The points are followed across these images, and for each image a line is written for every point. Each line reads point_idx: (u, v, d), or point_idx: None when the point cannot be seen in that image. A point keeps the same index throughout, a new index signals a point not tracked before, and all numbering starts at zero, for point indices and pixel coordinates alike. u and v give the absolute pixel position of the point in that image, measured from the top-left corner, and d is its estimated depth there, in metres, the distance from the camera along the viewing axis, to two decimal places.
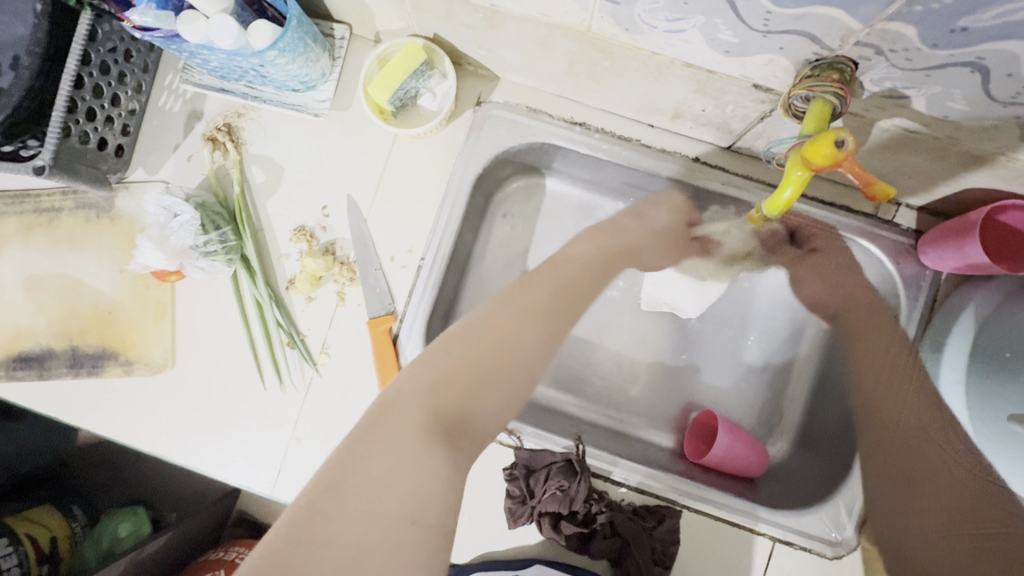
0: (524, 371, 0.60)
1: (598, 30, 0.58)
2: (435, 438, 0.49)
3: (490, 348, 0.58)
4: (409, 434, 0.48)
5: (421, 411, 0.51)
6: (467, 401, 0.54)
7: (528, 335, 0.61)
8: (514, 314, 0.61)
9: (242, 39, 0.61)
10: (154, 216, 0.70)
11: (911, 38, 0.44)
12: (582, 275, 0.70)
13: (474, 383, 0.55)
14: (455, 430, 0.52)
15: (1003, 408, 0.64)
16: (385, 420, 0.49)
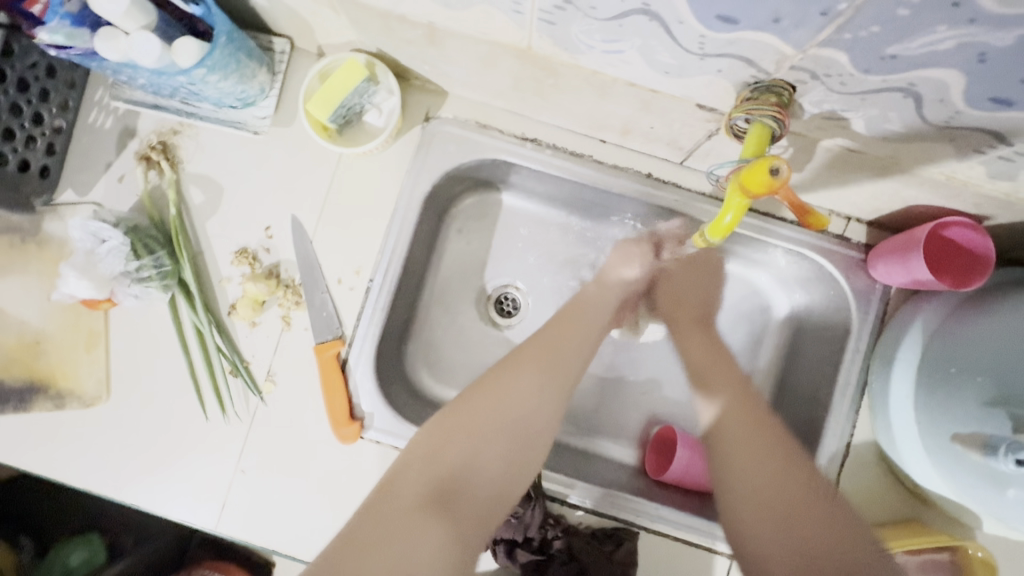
0: (533, 428, 0.60)
1: (539, 49, 0.56)
2: (429, 508, 0.52)
3: (489, 411, 0.59)
4: (406, 507, 0.52)
5: (418, 482, 0.54)
6: (465, 469, 0.56)
7: (532, 393, 0.61)
8: (513, 372, 0.62)
9: (166, 56, 0.58)
10: (80, 242, 0.67)
11: (843, 64, 0.43)
12: (586, 322, 0.70)
13: (474, 449, 0.57)
14: (454, 498, 0.54)
15: (948, 426, 0.59)
16: (386, 492, 0.54)
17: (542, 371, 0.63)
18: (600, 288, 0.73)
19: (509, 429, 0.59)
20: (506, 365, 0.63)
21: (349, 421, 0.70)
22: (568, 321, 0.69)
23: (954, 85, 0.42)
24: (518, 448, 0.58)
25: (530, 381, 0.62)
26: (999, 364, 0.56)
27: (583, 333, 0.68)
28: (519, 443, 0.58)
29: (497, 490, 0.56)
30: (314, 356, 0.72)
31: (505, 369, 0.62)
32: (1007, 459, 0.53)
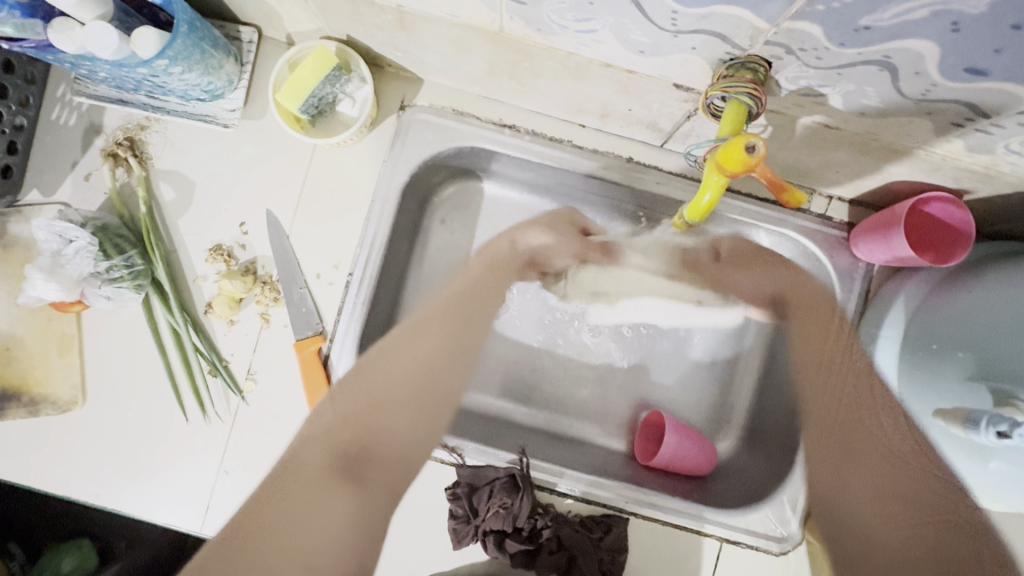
0: (439, 387, 0.73)
1: (511, 31, 0.55)
2: (337, 480, 0.63)
3: (374, 388, 0.69)
4: (308, 480, 0.63)
5: (316, 457, 0.64)
6: (366, 434, 0.67)
7: (436, 356, 0.74)
8: (418, 341, 0.73)
9: (125, 48, 0.56)
10: (46, 242, 0.65)
11: (817, 38, 0.43)
12: (479, 301, 0.77)
13: (361, 420, 0.67)
14: (359, 465, 0.65)
15: (932, 400, 0.59)
16: (293, 473, 0.64)
17: (447, 338, 0.75)
18: (507, 252, 0.79)
19: (419, 390, 0.71)
20: (413, 332, 0.74)
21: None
22: (466, 298, 0.77)
23: (929, 57, 0.41)
24: (427, 407, 0.71)
25: (434, 347, 0.74)
26: (985, 337, 0.56)
27: (485, 307, 0.78)
28: (422, 406, 0.70)
29: (403, 452, 0.67)
30: (296, 354, 0.71)
31: (410, 336, 0.73)
32: (988, 432, 0.52)
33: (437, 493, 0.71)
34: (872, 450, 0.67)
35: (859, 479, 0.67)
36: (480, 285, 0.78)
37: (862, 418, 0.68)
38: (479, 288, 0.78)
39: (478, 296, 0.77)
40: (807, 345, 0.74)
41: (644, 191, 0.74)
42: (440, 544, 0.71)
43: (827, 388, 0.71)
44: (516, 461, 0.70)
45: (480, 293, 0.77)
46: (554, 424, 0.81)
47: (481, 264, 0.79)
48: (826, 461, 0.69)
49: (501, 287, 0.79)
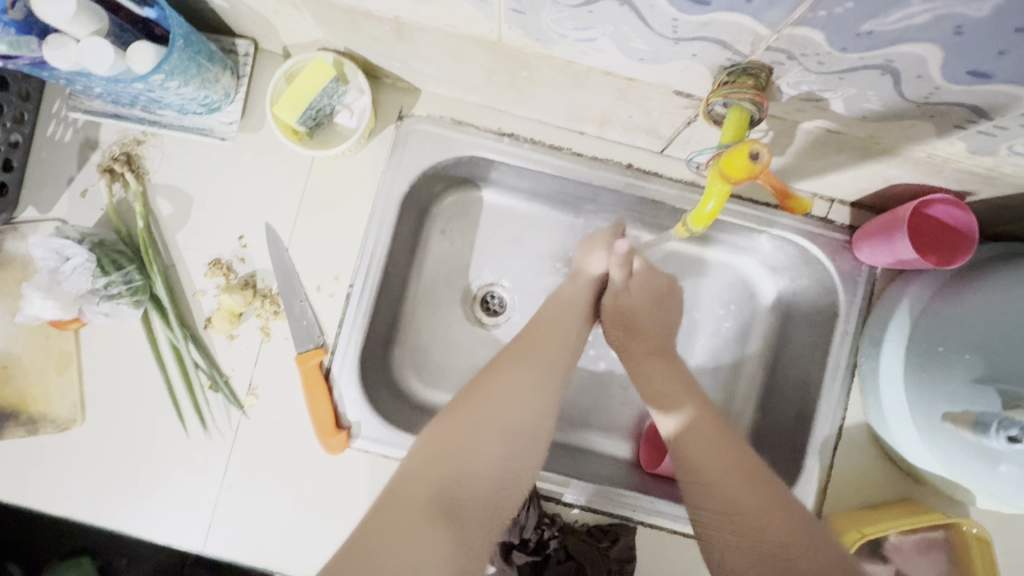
0: (533, 435, 0.61)
1: (509, 41, 0.55)
2: (435, 512, 0.53)
3: (485, 416, 0.59)
4: (416, 513, 0.52)
5: (420, 493, 0.54)
6: (458, 474, 0.56)
7: (524, 395, 0.62)
8: (504, 374, 0.63)
9: (121, 63, 0.55)
10: (43, 260, 0.64)
11: (819, 43, 0.42)
12: (552, 343, 0.68)
13: (451, 456, 0.56)
14: (460, 501, 0.54)
15: (940, 405, 0.59)
16: (394, 509, 0.53)
17: (534, 376, 0.64)
18: (573, 284, 0.74)
19: (507, 421, 0.60)
20: (496, 364, 0.64)
21: (336, 431, 0.68)
22: (540, 333, 0.67)
23: (932, 61, 0.41)
24: (517, 454, 0.60)
25: (524, 392, 0.62)
26: (990, 342, 0.55)
27: (568, 325, 0.71)
28: (519, 442, 0.60)
29: (490, 490, 0.57)
30: (297, 367, 0.70)
31: (501, 368, 0.63)
32: (999, 436, 0.50)
33: None
34: (733, 515, 0.57)
35: (733, 489, 0.58)
36: (563, 313, 0.71)
37: (722, 481, 0.59)
38: (546, 315, 0.71)
39: (550, 332, 0.69)
40: (715, 446, 0.62)
41: (644, 197, 0.74)
42: None
43: (714, 455, 0.61)
44: None
45: (556, 326, 0.69)
46: (558, 432, 0.80)
47: (557, 299, 0.73)
48: (717, 515, 0.59)
49: (575, 320, 0.72)
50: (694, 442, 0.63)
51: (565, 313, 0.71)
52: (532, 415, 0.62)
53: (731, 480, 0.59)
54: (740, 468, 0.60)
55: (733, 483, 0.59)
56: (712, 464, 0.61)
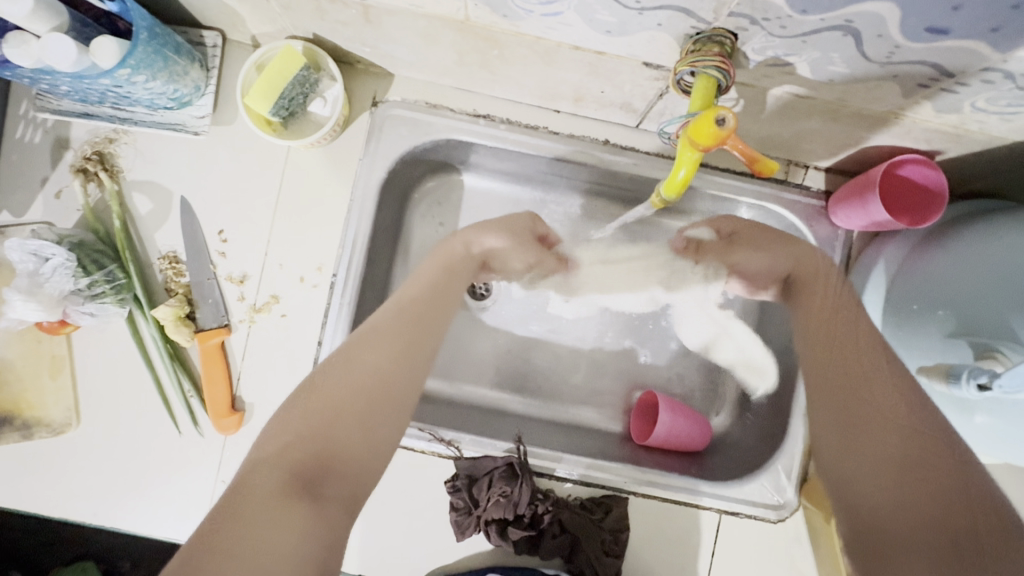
0: (400, 386, 0.60)
1: (477, 19, 0.55)
2: (295, 493, 0.47)
3: (351, 378, 0.57)
4: (268, 496, 0.47)
5: (275, 474, 0.48)
6: (325, 438, 0.52)
7: (387, 364, 0.59)
8: (367, 344, 0.60)
9: (84, 58, 0.54)
10: (21, 263, 0.64)
11: (780, 6, 0.43)
12: (455, 278, 0.72)
13: (331, 428, 0.53)
14: (320, 481, 0.49)
15: (915, 359, 0.60)
16: (245, 489, 0.48)
17: (394, 347, 0.61)
18: (465, 254, 0.74)
19: (368, 391, 0.57)
20: (362, 338, 0.60)
21: (229, 412, 0.69)
22: (417, 305, 0.66)
23: (891, 19, 0.42)
24: (381, 419, 0.57)
25: (387, 355, 0.60)
26: (961, 298, 0.56)
27: (451, 299, 0.71)
28: (388, 406, 0.58)
29: (364, 453, 0.55)
30: (197, 345, 0.69)
31: (352, 348, 0.59)
32: (970, 385, 0.52)
33: (435, 488, 0.72)
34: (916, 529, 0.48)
35: (879, 432, 0.55)
36: (426, 288, 0.68)
37: (847, 373, 0.63)
38: (427, 291, 0.68)
39: (857, 348, 0.63)
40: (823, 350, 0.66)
41: (623, 173, 0.75)
42: (442, 537, 0.71)
43: (879, 427, 0.56)
44: (513, 450, 0.71)
45: (438, 295, 0.69)
46: (550, 410, 0.81)
47: (426, 271, 0.71)
48: (826, 410, 0.63)
49: (450, 294, 0.70)
50: (813, 331, 0.69)
51: (451, 271, 0.72)
52: (396, 379, 0.60)
53: (879, 431, 0.55)
54: (890, 454, 0.53)
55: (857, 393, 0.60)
56: (822, 339, 0.67)
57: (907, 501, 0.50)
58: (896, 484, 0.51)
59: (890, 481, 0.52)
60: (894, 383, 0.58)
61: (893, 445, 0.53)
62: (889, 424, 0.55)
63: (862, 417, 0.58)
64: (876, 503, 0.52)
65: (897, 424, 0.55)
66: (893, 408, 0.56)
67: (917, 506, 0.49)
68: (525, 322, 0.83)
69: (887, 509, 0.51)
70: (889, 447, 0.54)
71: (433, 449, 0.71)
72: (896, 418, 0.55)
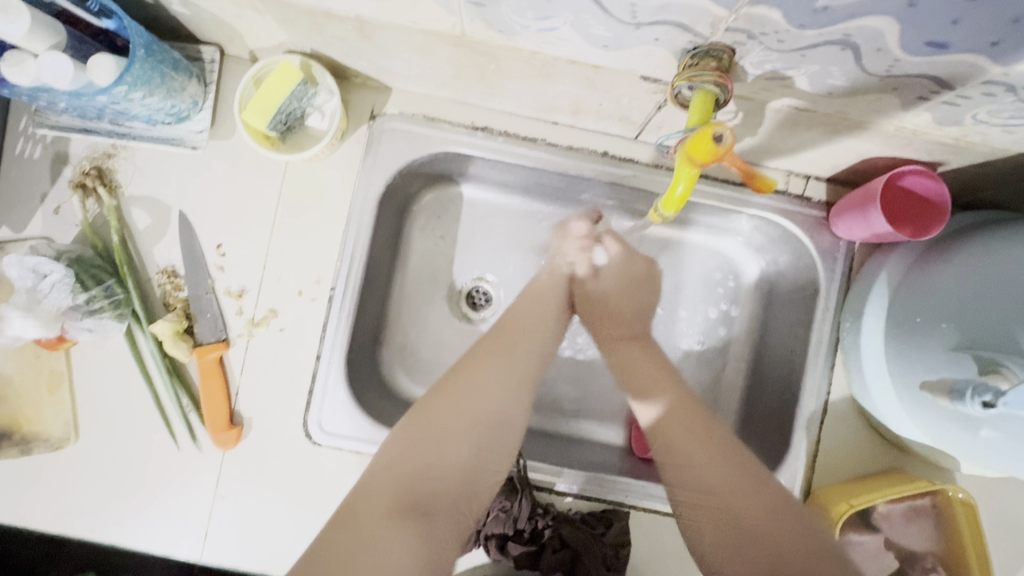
0: (507, 434, 0.61)
1: (473, 34, 0.54)
2: (401, 516, 0.52)
3: (454, 411, 0.59)
4: (377, 516, 0.52)
5: (385, 484, 0.54)
6: (428, 452, 0.56)
7: (493, 391, 0.62)
8: (479, 367, 0.63)
9: (81, 76, 0.55)
10: (19, 280, 0.64)
11: (777, 21, 0.42)
12: (540, 306, 0.72)
13: (430, 449, 0.57)
14: (425, 504, 0.54)
15: (918, 373, 0.59)
16: (357, 504, 0.53)
17: (498, 374, 0.63)
18: (550, 276, 0.76)
19: (481, 422, 0.59)
20: (469, 363, 0.64)
21: (227, 427, 0.69)
22: (513, 326, 0.69)
23: (889, 33, 0.41)
24: (491, 445, 0.60)
25: (502, 395, 0.62)
26: (965, 311, 0.55)
27: (547, 320, 0.72)
28: (491, 435, 0.60)
29: (456, 486, 0.57)
30: (195, 359, 0.69)
31: (473, 364, 0.63)
32: (974, 402, 0.51)
33: None
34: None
35: (707, 468, 0.62)
36: (532, 307, 0.72)
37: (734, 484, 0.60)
38: (528, 314, 0.71)
39: (737, 459, 0.63)
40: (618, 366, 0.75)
41: (622, 185, 0.74)
42: None
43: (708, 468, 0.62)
44: (513, 464, 0.70)
45: (527, 321, 0.70)
46: (550, 422, 0.81)
47: (536, 285, 0.75)
48: (709, 527, 0.61)
49: (546, 314, 0.72)
50: (670, 432, 0.66)
51: (538, 301, 0.73)
52: (492, 409, 0.61)
53: (721, 475, 0.61)
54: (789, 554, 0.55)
55: (740, 493, 0.60)
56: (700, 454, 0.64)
57: (749, 560, 0.57)
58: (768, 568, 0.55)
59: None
60: (729, 482, 0.61)
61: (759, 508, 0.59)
62: (725, 465, 0.62)
63: (734, 516, 0.59)
64: (714, 559, 0.61)
65: (736, 459, 0.62)
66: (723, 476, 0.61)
67: None
68: None
69: (730, 567, 0.59)
70: (718, 482, 0.61)
71: None
72: (758, 497, 0.60)
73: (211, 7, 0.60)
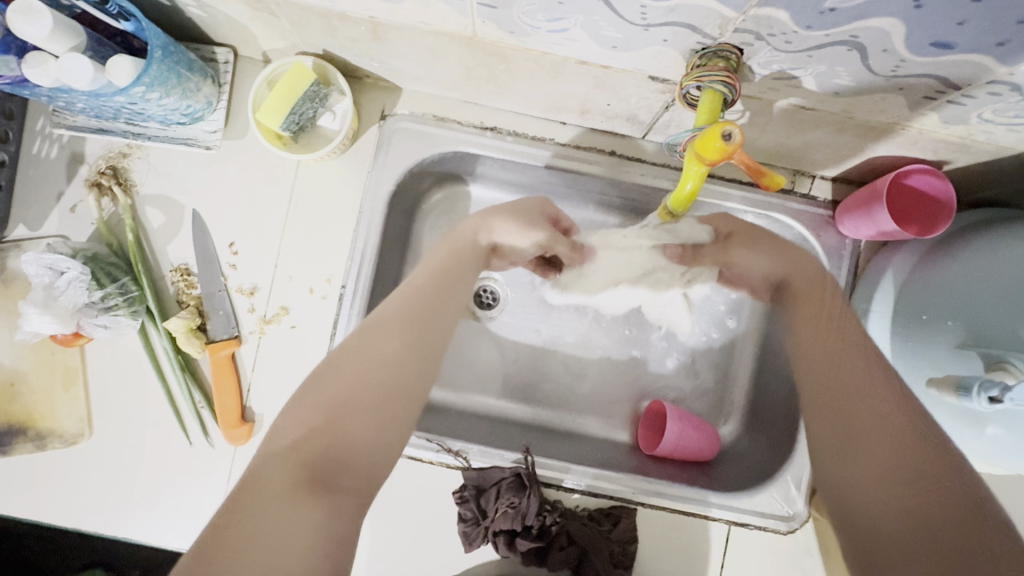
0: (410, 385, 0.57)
1: (484, 35, 0.55)
2: (309, 488, 0.46)
3: (358, 374, 0.54)
4: (275, 494, 0.45)
5: (284, 464, 0.47)
6: (332, 425, 0.50)
7: (396, 355, 0.57)
8: (380, 329, 0.58)
9: (102, 77, 0.56)
10: (36, 277, 0.65)
11: (785, 23, 0.43)
12: (460, 272, 0.68)
13: (336, 427, 0.50)
14: (329, 471, 0.48)
15: (925, 370, 0.60)
16: (250, 491, 0.45)
17: (410, 335, 0.59)
18: (455, 241, 0.70)
19: (382, 383, 0.55)
20: (376, 324, 0.58)
21: (240, 423, 0.70)
22: (437, 284, 0.64)
23: (895, 34, 0.42)
24: (395, 412, 0.56)
25: (400, 348, 0.58)
26: (968, 307, 0.57)
27: (461, 286, 0.68)
28: (398, 405, 0.56)
29: (370, 455, 0.52)
30: (208, 356, 0.70)
31: (370, 330, 0.58)
32: (981, 398, 0.52)
33: (443, 498, 0.72)
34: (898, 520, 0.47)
35: (871, 445, 0.52)
36: (452, 271, 0.67)
37: (863, 384, 0.57)
38: (453, 274, 0.67)
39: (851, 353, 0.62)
40: (813, 325, 0.66)
41: (629, 184, 0.75)
42: (450, 549, 0.71)
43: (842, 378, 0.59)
44: (520, 461, 0.71)
45: (444, 285, 0.65)
46: (558, 419, 0.81)
47: (437, 257, 0.68)
48: (828, 425, 0.58)
49: (464, 273, 0.68)
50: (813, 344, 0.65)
51: (460, 257, 0.69)
52: (396, 370, 0.56)
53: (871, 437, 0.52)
54: (894, 465, 0.50)
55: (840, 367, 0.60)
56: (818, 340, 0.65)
57: (890, 467, 0.50)
58: (889, 487, 0.49)
59: (879, 485, 0.50)
60: (843, 404, 0.56)
61: (884, 397, 0.56)
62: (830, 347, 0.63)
63: (853, 405, 0.56)
64: (850, 478, 0.53)
65: (887, 430, 0.52)
66: (854, 382, 0.58)
67: (903, 497, 0.48)
68: (532, 333, 0.83)
69: (862, 496, 0.51)
70: (884, 457, 0.51)
71: (442, 460, 0.71)
72: (870, 395, 0.56)
73: (226, 9, 0.61)
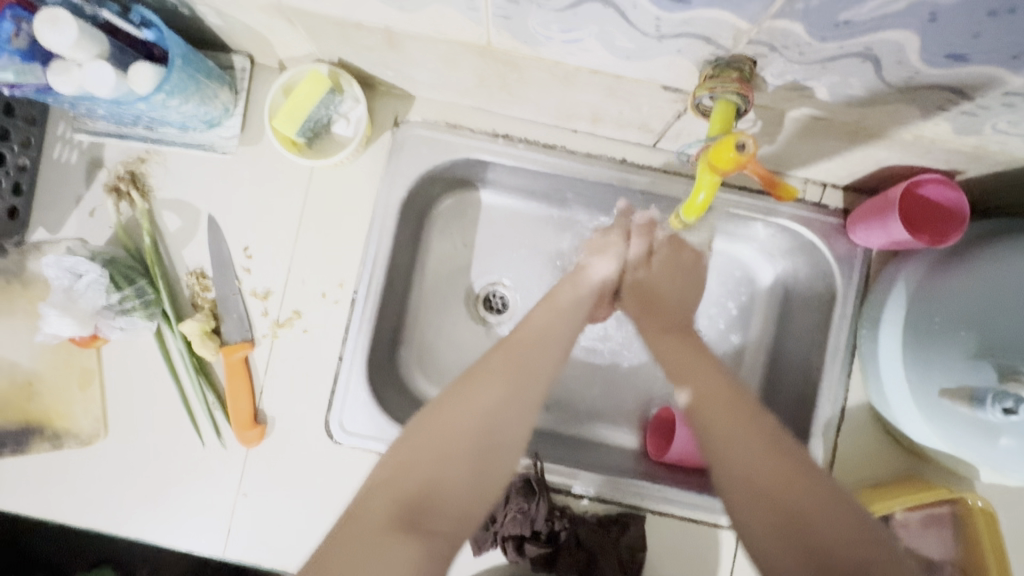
0: (509, 432, 0.55)
1: (498, 45, 0.56)
2: (401, 527, 0.48)
3: (462, 409, 0.55)
4: (374, 527, 0.48)
5: (381, 504, 0.50)
6: (442, 432, 0.53)
7: (507, 392, 0.57)
8: (485, 365, 0.59)
9: (124, 84, 0.57)
10: (57, 279, 0.66)
11: (799, 34, 0.43)
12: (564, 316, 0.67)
13: (442, 444, 0.52)
14: (423, 519, 0.49)
15: (936, 379, 0.59)
16: (352, 523, 0.49)
17: (518, 375, 0.59)
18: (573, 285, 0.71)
19: (482, 435, 0.54)
20: (476, 369, 0.58)
21: (252, 425, 0.70)
22: (529, 335, 0.63)
23: (909, 46, 0.42)
24: (506, 445, 0.54)
25: (508, 388, 0.57)
26: (982, 318, 0.56)
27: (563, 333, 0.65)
28: (500, 451, 0.54)
29: (465, 495, 0.51)
30: (222, 359, 0.71)
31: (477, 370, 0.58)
32: (995, 409, 0.53)
33: None
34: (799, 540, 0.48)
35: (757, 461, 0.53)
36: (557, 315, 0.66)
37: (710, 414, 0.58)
38: (541, 319, 0.65)
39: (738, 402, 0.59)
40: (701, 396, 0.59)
41: (639, 191, 0.75)
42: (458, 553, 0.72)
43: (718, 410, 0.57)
44: (529, 466, 0.71)
45: (554, 322, 0.65)
46: (566, 424, 0.82)
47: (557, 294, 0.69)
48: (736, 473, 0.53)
49: (569, 324, 0.66)
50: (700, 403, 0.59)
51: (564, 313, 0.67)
52: (512, 406, 0.56)
53: (752, 448, 0.54)
54: (782, 490, 0.51)
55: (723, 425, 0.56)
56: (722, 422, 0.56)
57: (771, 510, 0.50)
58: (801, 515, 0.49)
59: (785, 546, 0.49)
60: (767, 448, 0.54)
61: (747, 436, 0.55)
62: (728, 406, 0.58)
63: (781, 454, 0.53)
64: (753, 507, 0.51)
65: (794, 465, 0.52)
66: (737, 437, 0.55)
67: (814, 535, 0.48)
68: None
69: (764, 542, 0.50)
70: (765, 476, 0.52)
71: None
72: (782, 457, 0.53)
73: (245, 18, 0.63)
